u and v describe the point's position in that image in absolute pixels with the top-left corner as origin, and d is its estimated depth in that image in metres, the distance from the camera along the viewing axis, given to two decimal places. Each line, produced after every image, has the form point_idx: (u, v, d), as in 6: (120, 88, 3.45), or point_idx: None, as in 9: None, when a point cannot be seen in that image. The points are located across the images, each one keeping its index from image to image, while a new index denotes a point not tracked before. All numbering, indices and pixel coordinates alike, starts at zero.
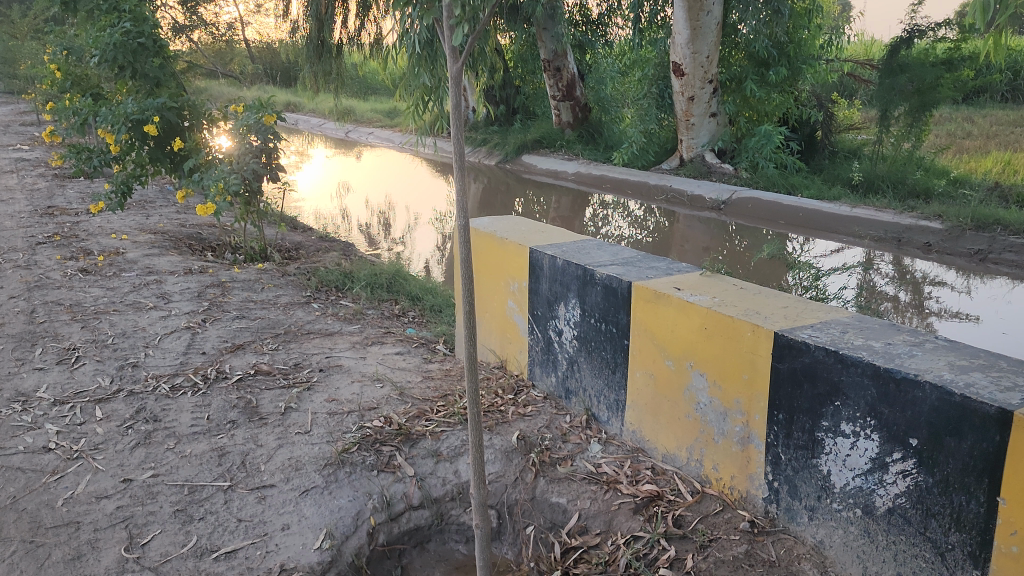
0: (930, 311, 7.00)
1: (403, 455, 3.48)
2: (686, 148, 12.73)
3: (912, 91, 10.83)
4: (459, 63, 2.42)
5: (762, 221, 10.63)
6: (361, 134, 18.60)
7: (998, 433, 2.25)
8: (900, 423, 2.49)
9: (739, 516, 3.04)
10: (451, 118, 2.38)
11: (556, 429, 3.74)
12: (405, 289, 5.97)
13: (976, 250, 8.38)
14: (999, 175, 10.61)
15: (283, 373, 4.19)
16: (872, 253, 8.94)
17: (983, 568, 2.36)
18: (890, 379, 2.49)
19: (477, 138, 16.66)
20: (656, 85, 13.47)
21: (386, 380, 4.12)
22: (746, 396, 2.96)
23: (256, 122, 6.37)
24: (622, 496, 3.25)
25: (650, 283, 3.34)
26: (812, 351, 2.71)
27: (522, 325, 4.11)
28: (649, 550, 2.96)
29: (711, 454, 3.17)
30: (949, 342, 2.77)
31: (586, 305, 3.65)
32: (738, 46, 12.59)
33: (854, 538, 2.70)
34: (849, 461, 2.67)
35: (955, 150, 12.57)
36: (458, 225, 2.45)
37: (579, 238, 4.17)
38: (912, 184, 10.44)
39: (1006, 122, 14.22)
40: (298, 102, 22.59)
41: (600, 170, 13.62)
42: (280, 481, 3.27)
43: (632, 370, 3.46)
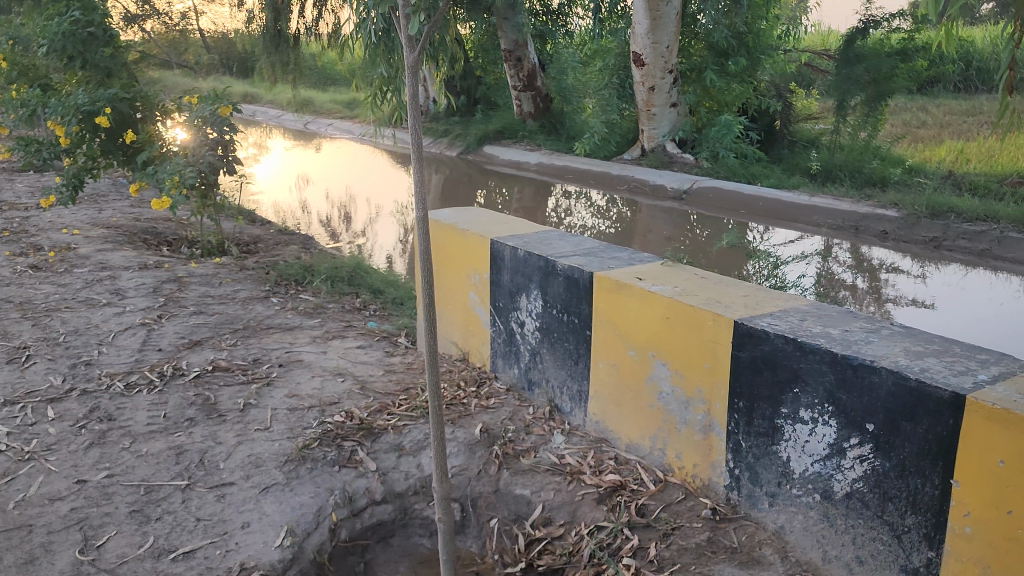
0: (887, 298, 7.09)
1: (365, 450, 3.45)
2: (647, 137, 12.74)
3: (869, 81, 11.04)
4: (416, 53, 2.36)
5: (723, 210, 10.71)
6: (321, 126, 18.39)
7: (951, 417, 2.29)
8: (858, 409, 2.52)
9: (701, 503, 3.06)
10: (408, 105, 2.34)
11: (519, 420, 3.73)
12: (367, 282, 5.92)
13: (931, 238, 8.54)
14: (952, 163, 10.83)
15: (242, 368, 4.13)
16: (831, 241, 9.05)
17: (937, 549, 2.40)
18: (848, 365, 2.52)
19: (438, 129, 16.55)
20: (617, 75, 13.53)
21: (348, 374, 4.08)
22: (707, 384, 2.98)
23: (212, 114, 6.30)
24: (586, 487, 3.25)
25: (613, 274, 3.34)
26: (771, 339, 2.74)
27: (485, 318, 4.09)
28: (613, 540, 2.97)
29: (674, 443, 3.18)
30: (905, 328, 2.81)
31: (548, 295, 3.64)
32: (698, 36, 12.70)
33: (814, 522, 2.73)
34: (807, 448, 2.70)
35: (911, 139, 12.79)
36: (417, 217, 2.42)
37: (541, 229, 4.16)
38: (869, 173, 10.61)
39: (960, 111, 14.50)
40: (255, 93, 22.24)
41: (563, 161, 13.63)
42: (240, 478, 3.22)
43: (595, 361, 3.47)
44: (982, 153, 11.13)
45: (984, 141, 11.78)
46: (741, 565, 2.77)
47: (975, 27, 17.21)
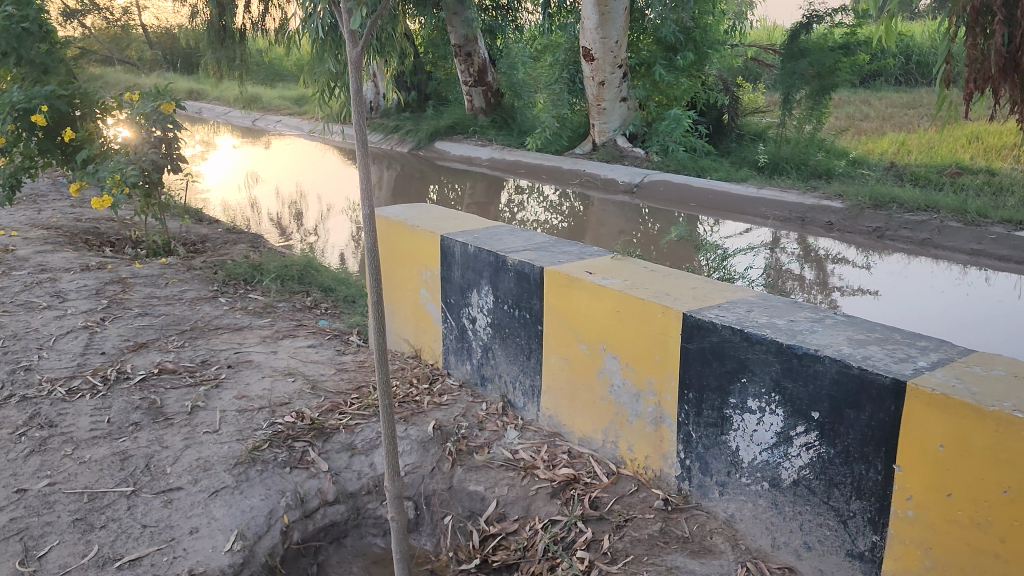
0: (833, 287, 7.24)
1: (316, 450, 3.42)
2: (598, 132, 12.82)
3: (813, 75, 11.26)
4: (360, 48, 2.35)
5: (674, 203, 10.82)
6: (269, 123, 18.13)
7: (892, 403, 2.35)
8: (803, 397, 2.57)
9: (653, 494, 3.09)
10: (352, 101, 2.32)
11: (472, 417, 3.71)
12: (317, 280, 5.85)
13: (874, 228, 8.73)
14: (894, 155, 11.09)
15: (189, 370, 4.04)
16: (779, 233, 9.19)
17: (881, 533, 2.45)
18: (793, 355, 2.57)
19: (388, 124, 16.42)
20: (567, 70, 13.57)
21: (299, 374, 4.02)
22: (658, 376, 3.01)
23: (154, 111, 6.15)
24: (540, 481, 3.26)
25: (563, 268, 3.35)
26: (719, 330, 2.77)
27: (436, 314, 4.07)
28: (567, 534, 2.99)
29: (626, 436, 3.20)
30: (848, 316, 2.87)
31: (499, 291, 3.64)
32: (646, 31, 12.79)
33: (763, 510, 2.77)
34: (755, 436, 2.74)
35: (854, 131, 13.07)
36: (363, 214, 2.40)
37: (492, 225, 4.15)
38: (814, 165, 10.79)
39: (900, 104, 14.87)
40: (201, 89, 21.79)
41: (514, 156, 13.63)
42: (187, 483, 3.15)
43: (548, 355, 3.47)
44: (923, 145, 11.42)
45: (924, 133, 12.10)
46: (693, 554, 2.80)
47: (914, 21, 17.65)
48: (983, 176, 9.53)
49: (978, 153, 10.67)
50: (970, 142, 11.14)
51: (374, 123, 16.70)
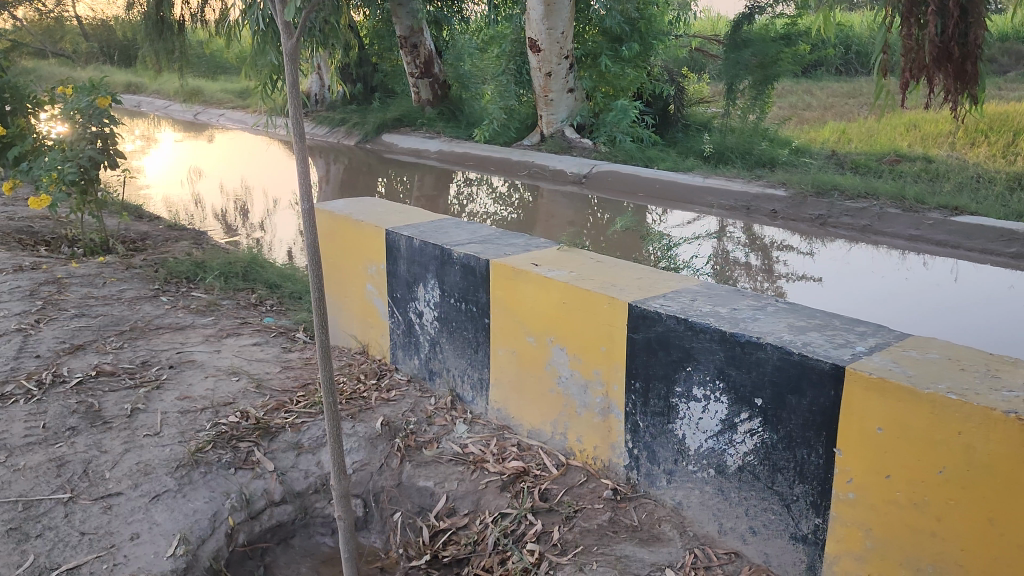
0: (779, 274, 7.37)
1: (261, 450, 3.37)
2: (546, 123, 12.81)
3: (756, 65, 11.45)
4: (295, 40, 2.30)
5: (622, 193, 10.88)
6: (212, 117, 17.78)
7: (833, 388, 2.39)
8: (746, 384, 2.60)
9: (602, 485, 3.10)
10: (288, 92, 2.27)
11: (420, 411, 3.69)
12: (263, 276, 5.75)
13: (817, 216, 8.90)
14: (835, 143, 11.32)
15: (129, 372, 3.93)
16: (725, 221, 9.30)
17: (823, 515, 2.50)
18: (736, 343, 2.60)
19: (334, 117, 16.22)
20: (513, 61, 13.54)
21: (244, 373, 3.94)
22: (605, 366, 3.02)
23: (88, 105, 5.96)
24: (489, 474, 3.25)
25: (508, 260, 3.34)
26: (664, 320, 2.78)
27: (383, 309, 4.03)
28: (517, 526, 2.98)
29: (575, 426, 3.21)
30: (790, 304, 2.91)
31: (445, 285, 3.62)
32: (591, 22, 12.85)
33: (710, 497, 2.80)
34: (701, 424, 2.76)
35: (797, 121, 13.29)
36: (302, 209, 2.35)
37: (438, 218, 4.12)
38: (759, 154, 10.94)
39: (841, 94, 15.16)
40: (139, 82, 21.23)
41: (462, 148, 13.57)
42: (127, 487, 3.07)
43: (495, 348, 3.46)
44: (863, 133, 11.69)
45: (864, 122, 12.37)
46: (642, 542, 2.82)
47: (852, 12, 18.01)
48: (920, 163, 9.78)
49: (915, 140, 10.94)
50: (908, 131, 11.41)
51: (320, 116, 16.49)
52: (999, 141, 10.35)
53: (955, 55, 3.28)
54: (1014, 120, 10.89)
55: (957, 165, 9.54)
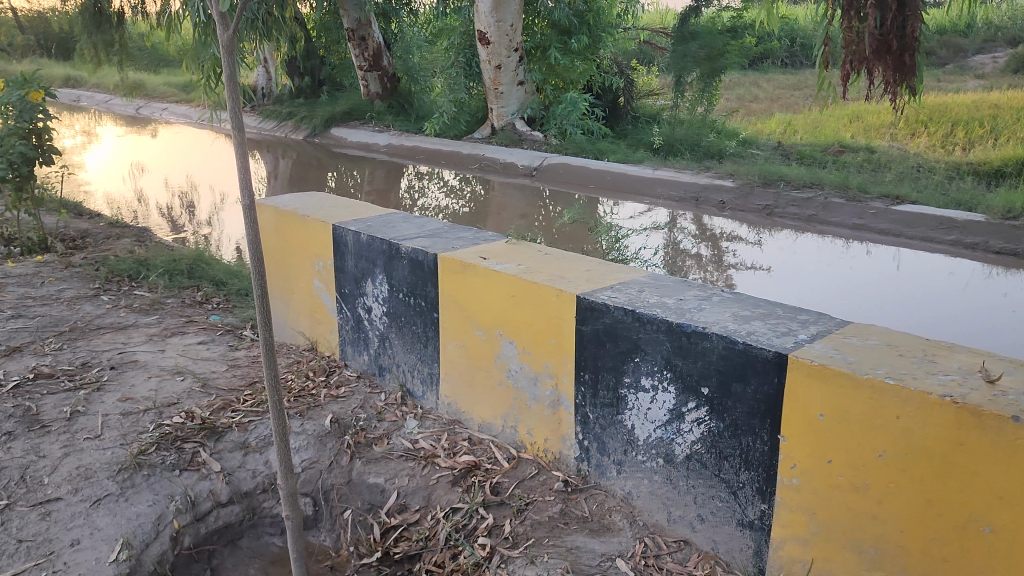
0: (728, 264, 7.46)
1: (207, 450, 3.31)
2: (496, 116, 12.79)
3: (703, 57, 11.58)
4: (231, 31, 2.25)
5: (573, 185, 10.91)
6: (155, 111, 17.38)
7: (776, 375, 2.42)
8: (693, 374, 2.62)
9: (553, 477, 3.11)
10: (225, 86, 2.22)
11: (370, 408, 3.65)
12: (208, 273, 5.64)
13: (764, 206, 9.04)
14: (781, 135, 11.50)
15: (68, 374, 3.82)
16: (676, 212, 9.38)
17: (769, 501, 2.53)
18: (682, 334, 2.62)
19: (281, 111, 15.97)
20: (462, 54, 13.47)
21: (188, 372, 3.86)
22: (554, 359, 3.02)
23: (20, 100, 5.79)
24: (440, 470, 3.23)
25: (456, 254, 3.32)
26: (612, 312, 2.80)
27: (331, 305, 3.98)
28: (468, 521, 2.98)
29: (525, 420, 3.21)
30: (735, 294, 2.94)
31: (393, 280, 3.59)
32: (540, 15, 12.84)
33: (658, 486, 2.82)
34: (649, 415, 2.78)
35: (744, 112, 13.47)
36: (243, 204, 2.31)
37: (385, 212, 4.08)
38: (707, 146, 11.06)
39: (787, 86, 15.42)
40: (79, 75, 20.64)
41: (412, 141, 13.48)
42: (67, 492, 2.98)
43: (444, 343, 3.45)
44: (808, 124, 11.89)
45: (808, 113, 12.59)
46: (592, 533, 2.83)
47: (797, 5, 18.32)
48: (863, 154, 10.00)
49: (859, 131, 11.18)
50: (851, 122, 11.65)
51: (267, 110, 16.25)
52: (938, 131, 10.63)
53: (894, 47, 3.34)
54: (952, 111, 11.17)
55: (899, 156, 9.78)
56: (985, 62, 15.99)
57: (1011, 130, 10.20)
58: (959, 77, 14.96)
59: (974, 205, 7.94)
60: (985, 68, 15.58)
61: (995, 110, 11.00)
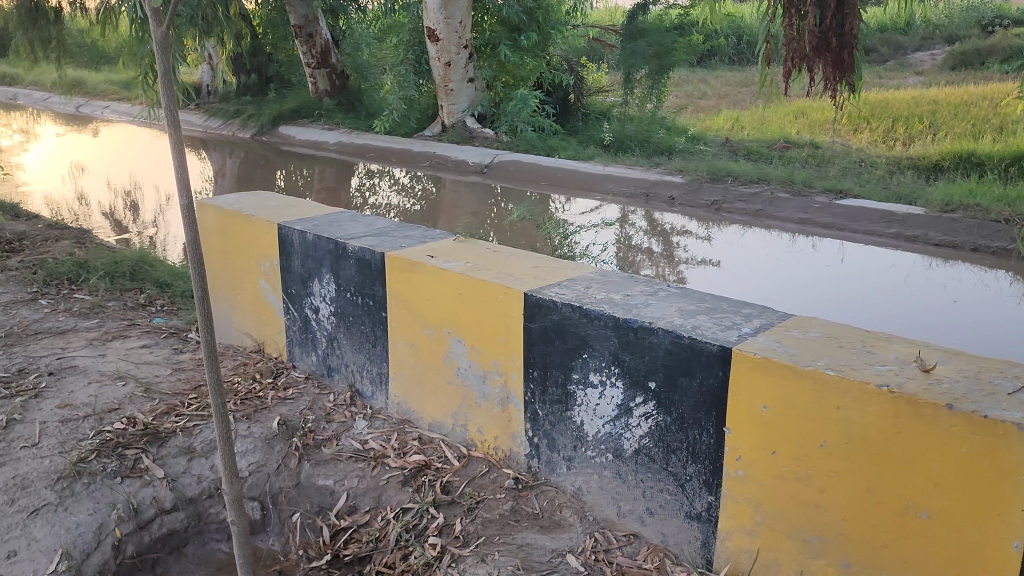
0: (679, 259, 7.54)
1: (151, 456, 3.24)
2: (447, 113, 12.73)
3: (652, 54, 11.69)
4: (164, 28, 2.20)
5: (524, 182, 10.92)
6: (95, 109, 16.95)
7: (720, 368, 2.45)
8: (640, 368, 2.64)
9: (504, 474, 3.10)
10: (161, 84, 2.17)
11: (319, 409, 3.61)
12: (152, 275, 5.51)
13: (713, 201, 9.15)
14: (729, 131, 11.65)
15: (4, 381, 3.71)
16: (626, 208, 9.44)
17: (715, 493, 2.56)
18: (629, 329, 2.63)
19: (228, 109, 15.72)
20: (411, 51, 13.39)
21: (130, 377, 3.78)
22: (503, 356, 3.02)
23: None
24: (390, 470, 3.21)
25: (403, 252, 3.30)
26: (559, 309, 2.80)
27: (277, 306, 3.92)
28: (418, 521, 2.96)
29: (475, 418, 3.20)
30: (680, 288, 2.97)
31: (340, 279, 3.55)
32: (489, 12, 12.83)
33: (608, 481, 2.84)
34: (598, 410, 2.80)
35: (693, 109, 13.61)
36: (181, 204, 2.26)
37: (331, 211, 4.03)
38: (656, 142, 11.16)
39: (734, 83, 15.63)
40: (15, 74, 20.03)
41: (361, 139, 13.36)
42: (3, 504, 2.89)
43: (393, 341, 3.42)
44: (755, 120, 12.09)
45: (755, 110, 12.80)
46: (543, 529, 2.84)
47: (743, 3, 18.60)
48: (808, 149, 10.20)
49: (804, 127, 11.38)
50: (796, 118, 11.86)
51: (213, 108, 15.98)
52: (880, 126, 10.88)
53: (834, 44, 3.40)
54: (894, 107, 11.44)
55: (842, 151, 9.98)
56: (924, 59, 16.43)
57: (948, 126, 10.49)
58: (900, 74, 15.32)
59: (914, 199, 8.15)
60: (924, 65, 16.00)
61: (933, 106, 11.30)
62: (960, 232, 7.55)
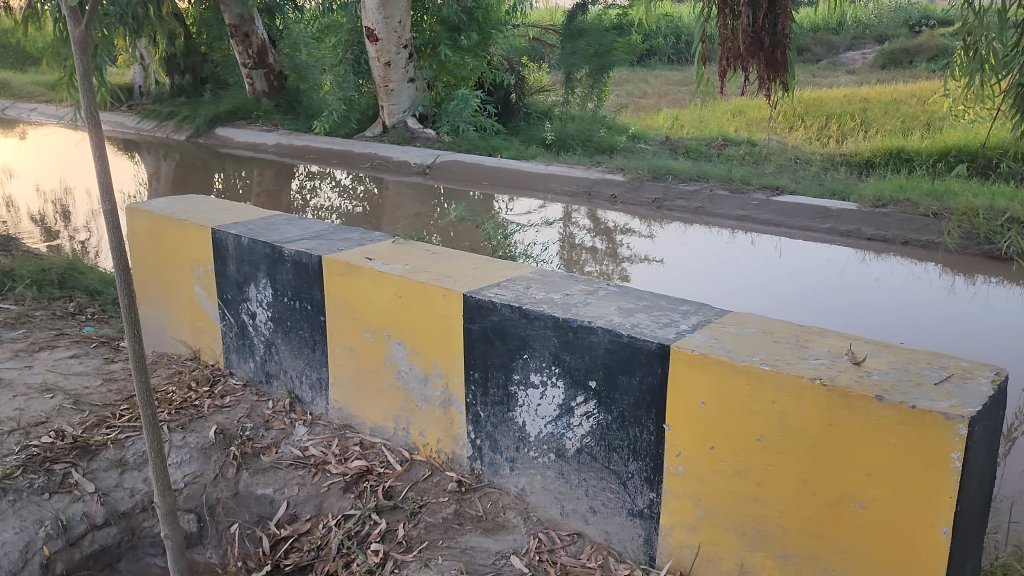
0: (622, 257, 7.59)
1: (81, 470, 3.13)
2: (388, 114, 12.63)
3: (592, 54, 11.79)
4: (83, 28, 2.13)
5: (466, 182, 10.89)
6: (22, 112, 16.38)
7: (659, 366, 2.47)
8: (581, 367, 2.64)
9: (447, 477, 3.08)
10: (79, 85, 2.10)
11: (257, 417, 3.53)
12: (82, 283, 5.33)
13: (654, 199, 9.24)
14: (669, 129, 11.80)
15: None
16: (570, 207, 9.47)
17: (657, 490, 2.58)
18: (569, 329, 2.63)
19: (162, 110, 15.36)
20: (351, 50, 13.25)
21: (58, 389, 3.64)
22: (443, 358, 3.00)
23: None
24: (331, 477, 3.15)
25: (340, 255, 3.25)
26: (498, 309, 2.79)
27: (213, 312, 3.83)
28: (361, 527, 2.92)
29: (417, 421, 3.17)
30: (619, 287, 2.99)
31: (277, 283, 3.48)
32: (429, 12, 12.76)
33: (551, 481, 2.83)
34: (540, 411, 2.79)
35: (634, 108, 13.75)
36: (104, 210, 2.18)
37: (267, 215, 3.95)
38: (598, 141, 11.24)
39: (673, 82, 15.85)
40: None
41: (300, 141, 13.17)
42: None
43: (332, 346, 3.36)
44: (694, 119, 12.27)
45: (694, 108, 12.99)
46: (486, 532, 2.82)
47: (681, 4, 18.88)
48: (745, 147, 10.38)
49: (741, 125, 11.59)
50: (734, 116, 12.07)
51: (146, 109, 15.61)
52: (814, 124, 11.13)
53: (767, 43, 3.44)
54: (827, 105, 11.74)
55: (778, 148, 10.18)
56: (855, 58, 16.90)
57: (879, 123, 10.78)
58: (832, 73, 15.70)
59: (847, 194, 8.35)
60: (856, 63, 16.45)
61: (865, 104, 11.60)
62: (891, 226, 7.76)
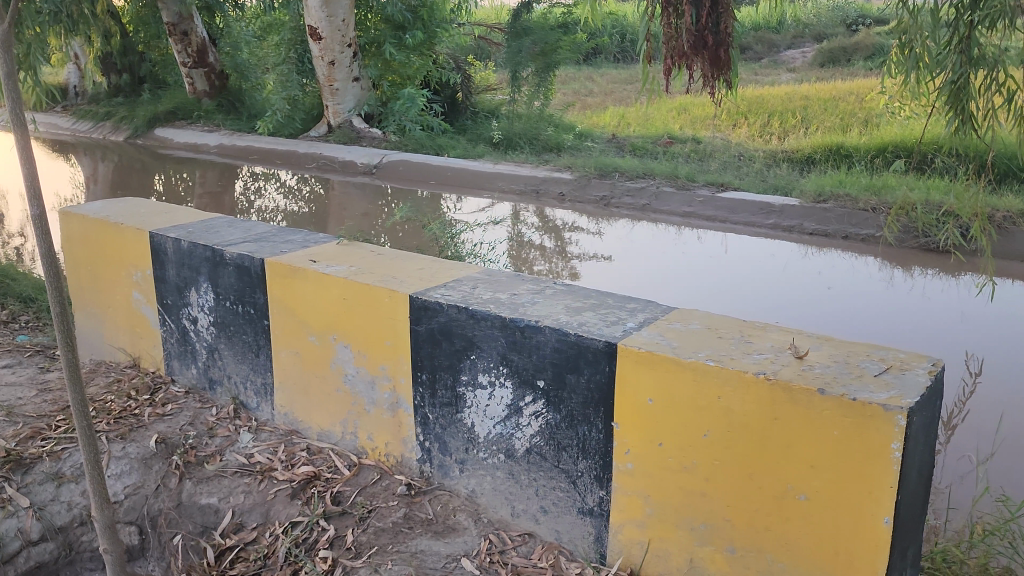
0: (571, 255, 7.63)
1: (14, 484, 3.01)
2: (333, 113, 12.48)
3: (537, 52, 11.82)
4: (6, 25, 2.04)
5: (414, 181, 10.83)
6: None
7: (607, 364, 2.47)
8: (529, 367, 2.63)
9: (396, 480, 3.05)
10: (4, 86, 2.01)
11: (200, 424, 3.45)
12: (15, 289, 5.15)
13: (601, 197, 9.29)
14: (616, 127, 11.89)
15: None
16: (518, 206, 9.46)
17: (606, 487, 2.58)
18: (516, 329, 2.62)
19: (99, 111, 14.96)
20: (294, 49, 13.00)
21: None
22: (390, 360, 2.96)
23: None
24: (278, 484, 3.09)
25: (283, 258, 3.19)
26: (445, 310, 2.77)
27: (152, 318, 3.73)
28: (308, 534, 2.87)
29: (364, 424, 3.13)
30: (566, 285, 2.98)
31: (219, 287, 3.41)
32: (373, 10, 12.65)
33: (501, 481, 2.82)
34: (489, 411, 2.77)
35: (580, 106, 13.82)
36: (32, 215, 2.10)
37: (206, 217, 3.86)
38: (545, 140, 11.28)
39: (619, 80, 15.98)
40: None
41: (243, 141, 12.95)
42: None
43: (276, 350, 3.30)
44: (639, 117, 12.39)
45: (639, 107, 13.11)
46: (436, 535, 2.80)
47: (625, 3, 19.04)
48: (690, 145, 10.52)
49: (686, 123, 11.73)
50: (679, 114, 12.22)
51: (82, 110, 15.18)
52: (756, 122, 11.32)
53: (710, 42, 3.47)
54: (769, 102, 11.95)
55: (722, 146, 10.33)
56: (795, 57, 17.27)
57: (819, 120, 11.01)
58: (774, 72, 16.01)
59: (790, 190, 8.50)
60: (796, 62, 16.79)
61: (805, 101, 11.84)
62: (832, 221, 7.94)
